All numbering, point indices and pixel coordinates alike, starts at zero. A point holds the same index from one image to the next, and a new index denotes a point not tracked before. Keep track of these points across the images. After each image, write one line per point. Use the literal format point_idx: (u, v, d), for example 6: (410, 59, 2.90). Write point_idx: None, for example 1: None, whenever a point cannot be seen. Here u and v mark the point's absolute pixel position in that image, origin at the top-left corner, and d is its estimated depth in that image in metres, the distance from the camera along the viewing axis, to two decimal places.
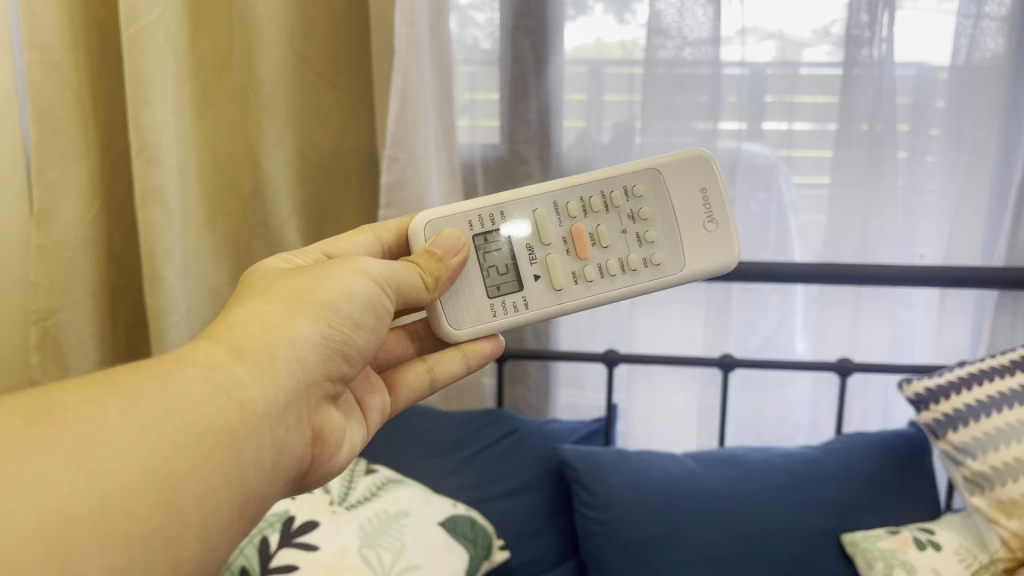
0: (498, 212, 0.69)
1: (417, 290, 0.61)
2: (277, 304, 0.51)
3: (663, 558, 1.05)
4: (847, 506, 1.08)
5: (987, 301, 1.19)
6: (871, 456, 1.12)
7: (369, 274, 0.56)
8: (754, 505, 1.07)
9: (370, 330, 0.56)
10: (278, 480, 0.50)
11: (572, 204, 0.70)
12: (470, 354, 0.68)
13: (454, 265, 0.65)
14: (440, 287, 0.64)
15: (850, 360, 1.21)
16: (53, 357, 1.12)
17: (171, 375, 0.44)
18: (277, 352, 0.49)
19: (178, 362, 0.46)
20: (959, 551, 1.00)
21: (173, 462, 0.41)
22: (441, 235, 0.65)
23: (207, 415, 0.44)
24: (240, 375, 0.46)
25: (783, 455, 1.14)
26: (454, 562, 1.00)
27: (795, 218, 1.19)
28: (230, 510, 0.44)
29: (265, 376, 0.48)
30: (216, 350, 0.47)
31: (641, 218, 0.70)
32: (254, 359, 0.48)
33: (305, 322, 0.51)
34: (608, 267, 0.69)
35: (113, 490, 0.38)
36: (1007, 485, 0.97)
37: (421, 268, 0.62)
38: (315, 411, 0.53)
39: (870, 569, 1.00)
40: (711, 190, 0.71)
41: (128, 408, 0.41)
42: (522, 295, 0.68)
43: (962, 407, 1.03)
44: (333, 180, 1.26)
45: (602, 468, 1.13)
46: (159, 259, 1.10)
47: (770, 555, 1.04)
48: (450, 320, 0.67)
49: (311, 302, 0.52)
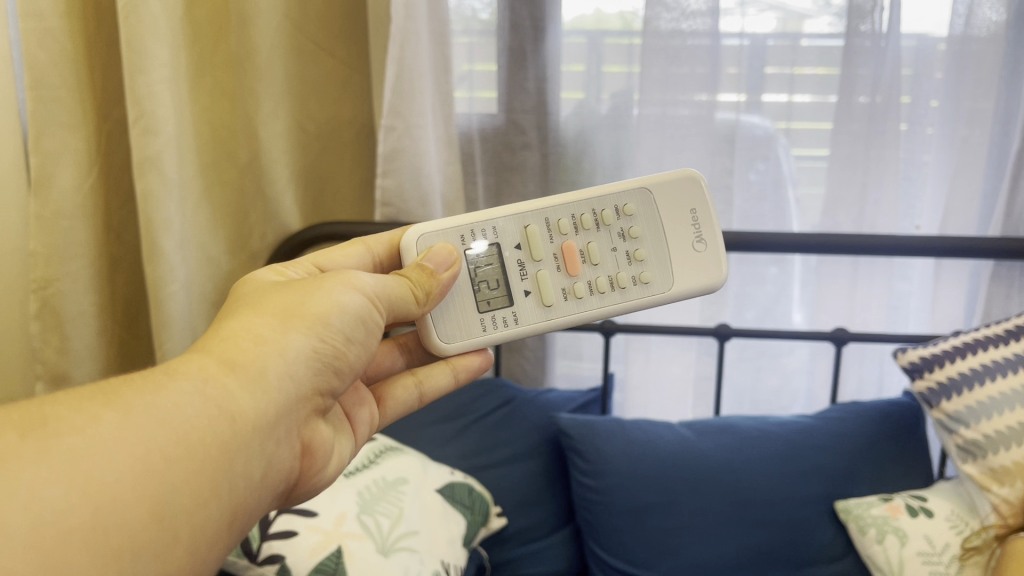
0: (489, 227, 0.69)
1: (406, 305, 0.61)
2: (268, 318, 0.52)
3: (658, 525, 1.07)
4: (842, 474, 1.09)
5: (983, 271, 1.19)
6: (865, 426, 1.13)
7: (360, 288, 0.56)
8: (748, 474, 1.08)
9: (360, 344, 0.56)
10: (266, 492, 0.51)
11: (564, 222, 0.70)
12: (459, 367, 0.69)
13: (446, 279, 0.64)
14: (432, 302, 0.63)
15: (847, 330, 1.22)
16: (53, 327, 1.12)
17: (164, 388, 0.44)
18: (268, 366, 0.49)
19: (171, 373, 0.46)
20: (951, 518, 1.02)
21: (165, 475, 0.42)
22: (432, 249, 0.65)
23: (199, 429, 0.44)
24: (232, 389, 0.47)
25: (778, 424, 1.15)
26: (452, 528, 1.02)
27: (794, 189, 1.20)
28: (218, 522, 0.45)
29: (256, 390, 0.48)
30: (208, 362, 0.47)
31: (632, 236, 0.71)
32: (247, 372, 0.48)
33: (296, 336, 0.52)
34: (598, 285, 0.70)
35: (105, 504, 0.39)
36: (1000, 452, 0.98)
37: (412, 282, 0.61)
38: (304, 423, 0.54)
39: (862, 536, 1.02)
40: (700, 210, 0.72)
41: (121, 420, 0.41)
42: (512, 310, 0.69)
43: (956, 376, 1.03)
44: (328, 151, 1.26)
45: (596, 435, 1.13)
46: (157, 228, 1.09)
47: (763, 522, 1.06)
48: (439, 335, 0.67)
49: (303, 316, 0.53)
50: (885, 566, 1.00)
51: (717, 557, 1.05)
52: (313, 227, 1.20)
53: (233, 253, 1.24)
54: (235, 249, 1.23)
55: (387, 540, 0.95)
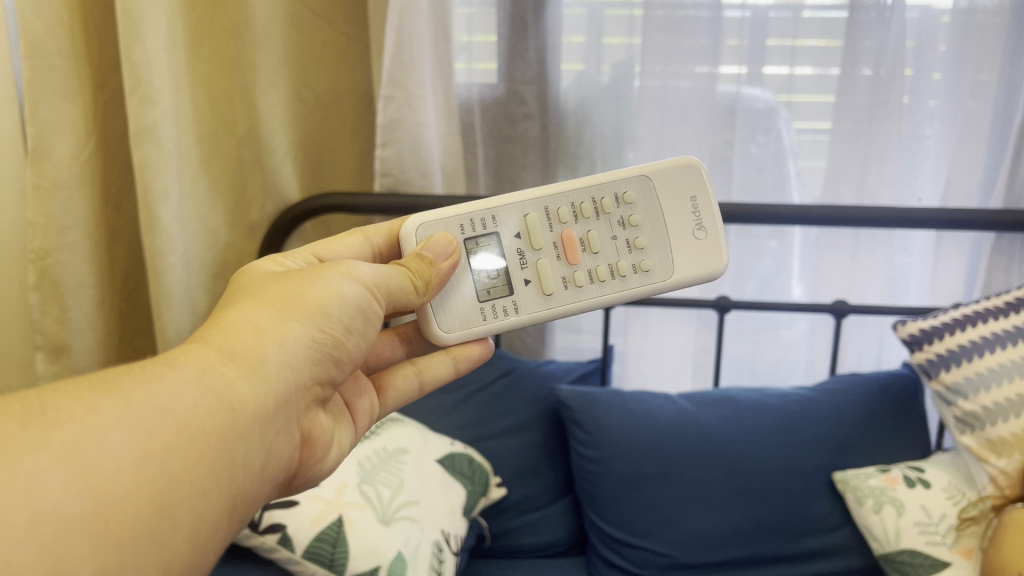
0: (489, 216, 0.67)
1: (405, 295, 0.59)
2: (266, 308, 0.50)
3: (657, 494, 1.08)
4: (840, 445, 1.10)
5: (984, 243, 1.19)
6: (865, 396, 1.13)
7: (359, 278, 0.55)
8: (746, 445, 1.09)
9: (359, 334, 0.55)
10: (267, 483, 0.49)
11: (563, 210, 0.68)
12: (459, 357, 0.67)
13: (445, 269, 0.63)
14: (431, 292, 0.62)
15: (847, 302, 1.22)
16: (52, 297, 1.12)
17: (163, 377, 0.43)
18: (267, 356, 0.48)
19: (170, 363, 0.44)
20: (948, 488, 1.03)
21: (164, 464, 0.40)
22: (432, 239, 0.63)
23: (199, 419, 0.42)
24: (231, 378, 0.45)
25: (778, 395, 1.15)
26: (452, 498, 1.03)
27: (795, 161, 1.19)
28: (219, 512, 0.43)
29: (255, 380, 0.47)
30: (207, 352, 0.46)
31: (631, 224, 0.69)
32: (246, 362, 0.47)
33: (296, 325, 0.50)
34: (598, 273, 0.68)
35: (105, 492, 0.37)
36: (997, 424, 0.99)
37: (410, 273, 0.60)
38: (305, 412, 0.52)
39: (859, 507, 1.03)
40: (701, 198, 0.69)
41: (121, 410, 0.40)
42: (512, 299, 0.67)
43: (955, 347, 1.03)
44: (327, 122, 1.25)
45: (596, 406, 1.13)
46: (155, 199, 1.09)
47: (760, 492, 1.06)
48: (440, 324, 0.65)
49: (303, 306, 0.51)
50: (881, 536, 1.01)
51: (716, 527, 1.06)
52: (314, 198, 1.19)
53: (233, 225, 1.23)
54: (235, 220, 1.23)
55: (388, 509, 0.95)
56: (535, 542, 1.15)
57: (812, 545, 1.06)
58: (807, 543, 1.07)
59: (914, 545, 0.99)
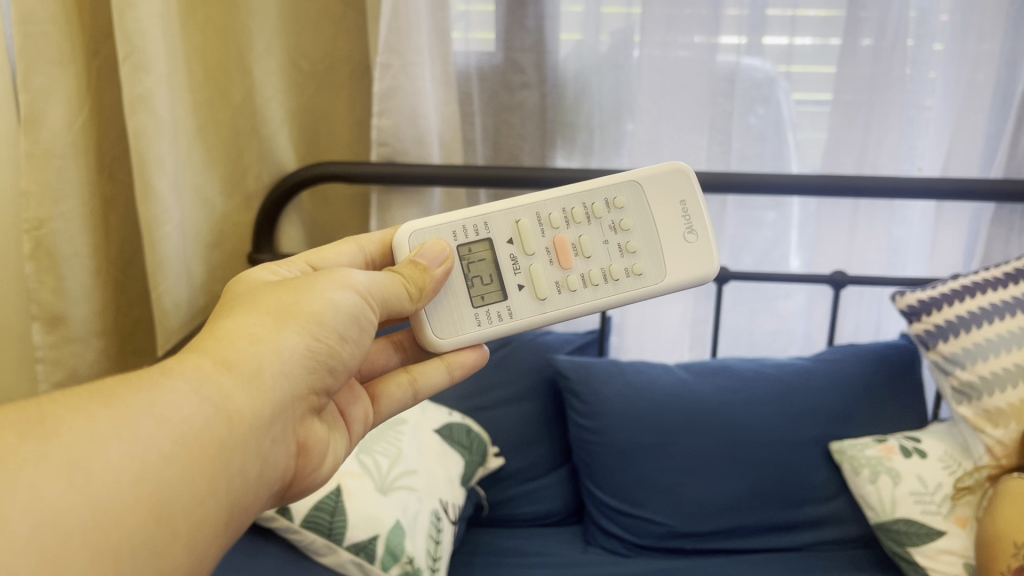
0: (482, 223, 0.66)
1: (400, 303, 0.58)
2: (262, 317, 0.50)
3: (653, 464, 1.09)
4: (837, 415, 1.10)
5: (984, 214, 1.18)
6: (863, 368, 1.12)
7: (353, 286, 0.54)
8: (745, 414, 1.09)
9: (354, 343, 0.54)
10: (264, 490, 0.49)
11: (554, 216, 0.67)
12: (453, 364, 0.65)
13: (439, 275, 0.61)
14: (425, 299, 0.60)
15: (845, 273, 1.21)
16: (47, 268, 1.11)
17: (160, 387, 0.43)
18: (263, 365, 0.48)
19: (166, 373, 0.44)
20: (944, 459, 1.03)
21: (163, 472, 0.40)
22: (425, 245, 0.61)
23: (196, 429, 0.42)
24: (228, 387, 0.45)
25: (776, 366, 1.14)
26: (450, 468, 1.03)
27: (794, 133, 1.18)
28: (217, 519, 0.43)
29: (251, 389, 0.46)
30: (203, 361, 0.46)
31: (623, 228, 0.67)
32: (242, 371, 0.46)
33: (291, 334, 0.50)
34: (591, 277, 0.66)
35: (104, 503, 0.37)
36: (995, 394, 0.99)
37: (404, 279, 0.59)
38: (300, 420, 0.52)
39: (857, 477, 1.04)
40: (690, 202, 0.68)
41: (118, 420, 0.40)
42: (506, 304, 0.65)
43: (954, 318, 1.03)
44: (324, 91, 1.24)
45: (594, 376, 1.13)
46: (150, 168, 1.07)
47: (756, 460, 1.07)
48: (435, 329, 0.63)
49: (297, 315, 0.51)
50: (876, 505, 1.02)
51: (715, 497, 1.08)
52: (311, 168, 1.18)
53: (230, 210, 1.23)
54: (231, 189, 1.22)
55: (385, 479, 0.96)
56: (532, 512, 1.17)
57: (811, 514, 1.09)
58: (806, 512, 1.09)
59: (910, 514, 1.00)
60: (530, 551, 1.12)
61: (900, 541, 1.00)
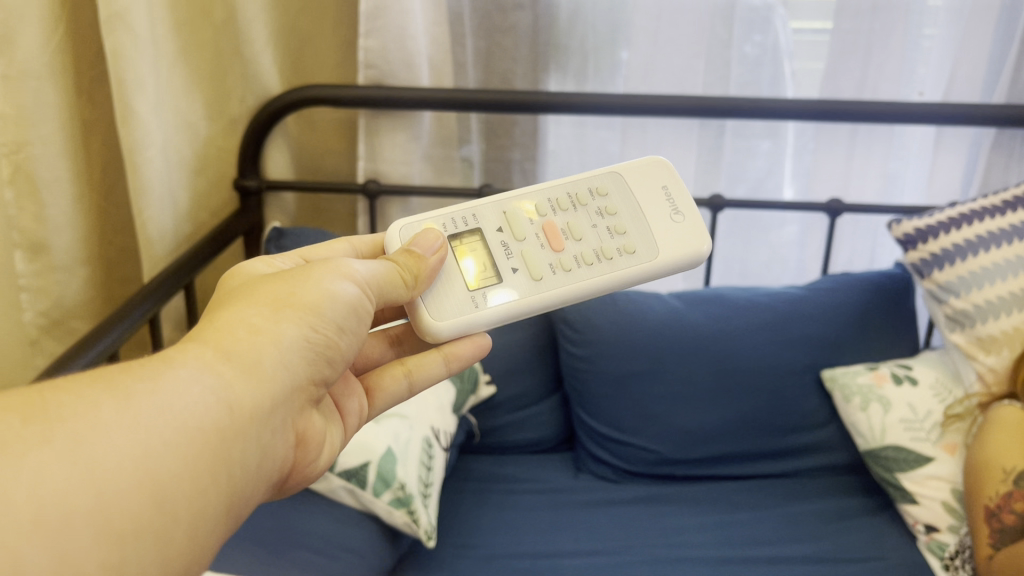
0: (470, 215, 0.63)
1: (398, 292, 0.55)
2: (260, 307, 0.47)
3: (644, 391, 1.09)
4: (829, 343, 1.09)
5: (984, 141, 1.17)
6: (857, 296, 1.11)
7: (351, 277, 0.51)
8: (737, 342, 1.08)
9: (352, 335, 0.51)
10: (263, 483, 0.46)
11: (540, 205, 0.64)
12: (450, 358, 0.61)
13: (433, 263, 0.57)
14: (422, 288, 0.57)
15: (841, 201, 1.19)
16: (28, 193, 1.08)
17: (164, 373, 0.40)
18: (264, 354, 0.45)
19: (168, 359, 0.41)
20: (935, 386, 1.04)
21: (165, 462, 0.37)
22: (419, 235, 0.59)
23: (199, 417, 0.40)
24: (230, 376, 0.42)
25: (770, 295, 1.12)
26: (441, 394, 1.03)
27: (790, 63, 1.15)
28: (217, 510, 0.40)
29: (254, 380, 0.43)
30: (205, 349, 0.43)
31: (609, 213, 0.64)
32: (243, 360, 0.43)
33: (291, 324, 0.47)
34: (584, 256, 0.61)
35: (108, 491, 0.35)
36: (987, 322, 0.98)
37: (399, 267, 0.55)
38: (300, 414, 0.49)
39: (847, 404, 1.04)
40: (673, 186, 0.65)
41: (121, 406, 0.37)
42: (501, 286, 0.60)
43: (949, 247, 1.01)
44: (310, 11, 1.21)
45: (586, 306, 1.10)
46: (130, 90, 1.02)
47: (745, 387, 1.07)
48: (430, 311, 0.57)
49: (297, 305, 0.48)
50: (866, 432, 1.03)
51: (704, 424, 1.08)
52: (295, 91, 1.14)
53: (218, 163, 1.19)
54: (214, 113, 1.18)
55: None
56: (523, 438, 1.17)
57: (799, 442, 1.09)
58: (794, 440, 1.09)
59: (899, 441, 1.01)
60: (521, 478, 1.13)
61: (890, 467, 1.01)
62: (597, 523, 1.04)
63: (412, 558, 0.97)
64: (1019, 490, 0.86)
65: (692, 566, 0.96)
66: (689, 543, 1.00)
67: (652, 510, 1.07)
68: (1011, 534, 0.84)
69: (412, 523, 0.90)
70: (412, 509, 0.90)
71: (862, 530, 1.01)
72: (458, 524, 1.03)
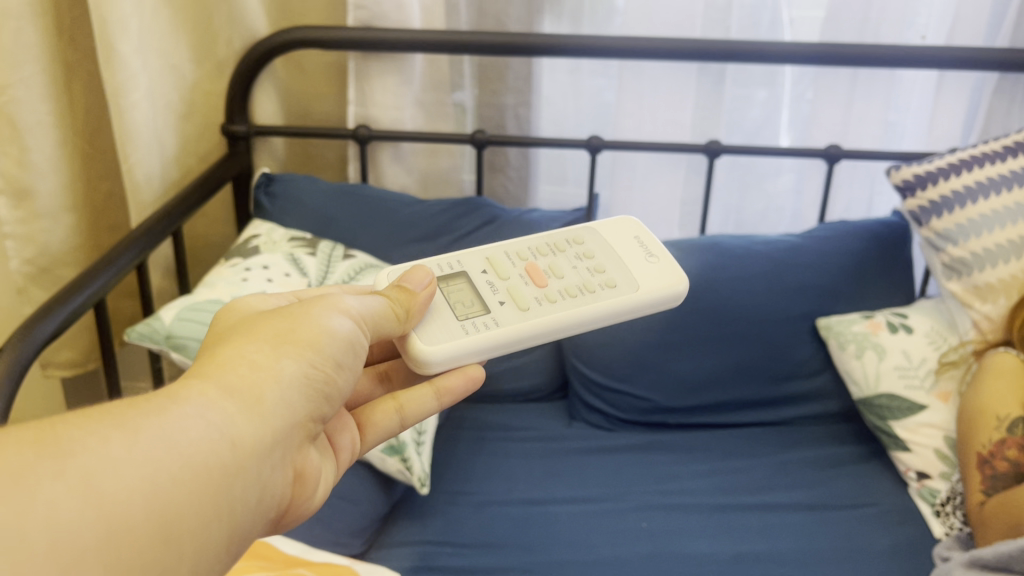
0: (454, 260, 0.62)
1: (389, 329, 0.53)
2: (261, 342, 0.45)
3: (637, 339, 1.08)
4: (825, 291, 1.09)
5: (986, 85, 1.15)
6: (853, 245, 1.10)
7: (346, 312, 0.49)
8: (732, 290, 1.07)
9: (351, 370, 0.49)
10: (263, 521, 0.44)
11: (520, 251, 0.64)
12: (443, 392, 0.59)
13: (425, 298, 0.56)
14: (414, 323, 0.55)
15: (839, 147, 1.18)
16: (10, 138, 1.06)
17: (170, 409, 0.38)
18: (268, 390, 0.43)
19: (172, 394, 0.40)
20: (930, 334, 1.03)
21: (172, 499, 0.36)
22: (409, 271, 0.57)
23: (205, 454, 0.38)
24: (234, 412, 0.41)
25: (766, 244, 1.11)
26: None
27: (790, 8, 1.12)
28: (219, 546, 0.39)
29: (257, 415, 0.42)
30: (209, 385, 0.41)
31: (587, 257, 0.65)
32: (247, 395, 0.42)
33: (291, 360, 0.45)
34: (568, 290, 0.61)
35: (116, 528, 0.33)
36: (985, 270, 0.97)
37: (390, 300, 0.54)
38: (303, 452, 0.47)
39: (842, 352, 1.04)
40: (643, 236, 0.67)
41: (131, 441, 0.36)
42: (491, 316, 0.58)
43: (949, 194, 1.00)
44: None
45: None
46: (113, 30, 0.99)
47: (740, 336, 1.07)
48: (423, 337, 0.55)
49: (297, 341, 0.46)
50: (861, 380, 1.03)
51: (697, 371, 1.08)
52: (282, 33, 1.11)
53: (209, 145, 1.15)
54: (201, 57, 1.15)
55: None
56: (517, 387, 1.17)
57: (792, 390, 1.09)
58: (788, 388, 1.09)
59: (893, 389, 1.01)
60: (515, 426, 1.12)
61: (883, 416, 1.01)
62: (591, 471, 1.04)
63: (406, 505, 0.97)
64: (1012, 438, 0.87)
65: (685, 513, 0.96)
66: (682, 490, 1.00)
67: (645, 457, 1.07)
68: (1005, 480, 0.84)
69: (405, 471, 0.90)
70: (405, 456, 0.90)
71: (854, 477, 1.01)
72: (452, 472, 1.03)
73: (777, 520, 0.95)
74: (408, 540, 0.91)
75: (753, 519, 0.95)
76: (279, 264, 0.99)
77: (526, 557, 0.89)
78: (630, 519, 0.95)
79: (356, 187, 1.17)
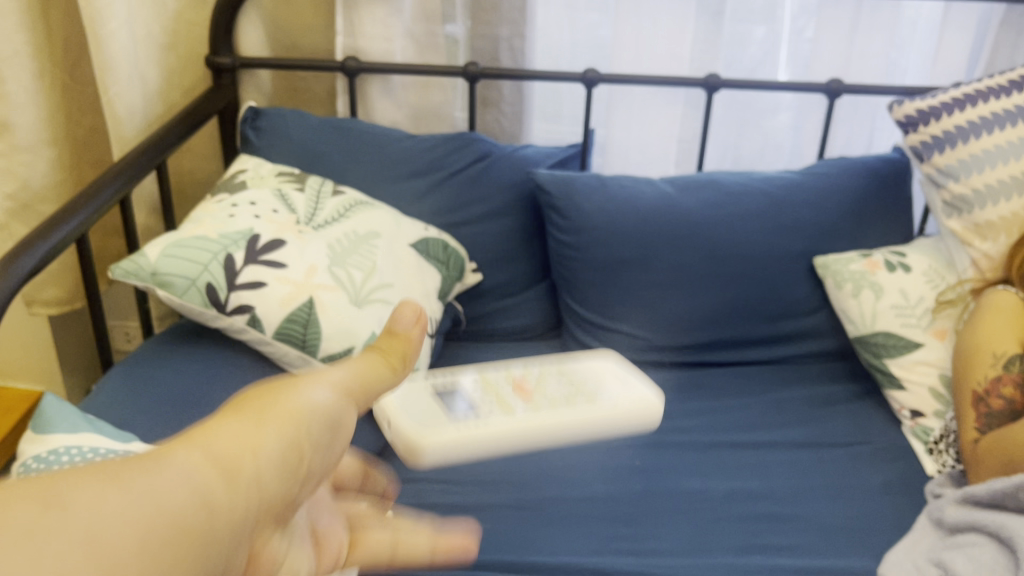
0: None
1: (419, 557, 0.45)
2: (190, 436, 0.29)
3: (633, 279, 1.06)
4: (823, 229, 1.07)
5: (994, 18, 1.13)
6: (852, 183, 1.09)
7: (325, 378, 0.36)
8: (730, 227, 1.06)
9: (334, 450, 0.36)
10: None
11: None
12: (440, 552, 0.46)
13: (416, 339, 0.42)
14: (405, 375, 0.41)
15: (841, 82, 1.15)
16: None
17: (129, 467, 0.26)
18: (248, 455, 0.30)
19: (108, 463, 0.26)
20: (929, 274, 1.02)
21: (181, 551, 0.26)
22: (394, 309, 0.43)
23: (180, 528, 0.26)
24: (211, 477, 0.28)
25: (763, 180, 1.10)
26: (427, 282, 1.00)
27: None
28: None
29: (232, 489, 0.29)
30: (149, 460, 0.27)
31: None
32: (216, 468, 0.29)
33: (263, 432, 0.31)
34: None
35: None
36: (986, 207, 0.96)
37: (380, 349, 0.40)
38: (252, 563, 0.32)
39: (839, 291, 1.03)
40: None
41: (85, 509, 0.24)
42: None
43: (952, 129, 0.98)
44: None
45: (575, 190, 1.07)
46: None
47: (737, 274, 1.06)
48: None
49: (265, 412, 0.32)
50: (857, 319, 1.02)
51: (693, 310, 1.06)
52: None
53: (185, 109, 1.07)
54: None
55: (359, 292, 0.90)
56: (511, 326, 1.15)
57: (788, 329, 1.09)
58: (783, 327, 1.09)
59: (890, 328, 1.00)
60: (508, 364, 1.12)
61: (879, 354, 1.00)
62: None
63: None
64: (1008, 376, 0.86)
65: (679, 450, 0.96)
66: (676, 428, 1.00)
67: None
68: (1000, 417, 0.84)
69: None
70: None
71: (848, 415, 1.01)
72: None
73: (770, 457, 0.95)
74: (401, 478, 0.91)
75: (747, 457, 0.95)
76: (265, 201, 0.96)
77: (519, 494, 0.89)
78: (624, 457, 0.95)
79: (346, 123, 1.14)
